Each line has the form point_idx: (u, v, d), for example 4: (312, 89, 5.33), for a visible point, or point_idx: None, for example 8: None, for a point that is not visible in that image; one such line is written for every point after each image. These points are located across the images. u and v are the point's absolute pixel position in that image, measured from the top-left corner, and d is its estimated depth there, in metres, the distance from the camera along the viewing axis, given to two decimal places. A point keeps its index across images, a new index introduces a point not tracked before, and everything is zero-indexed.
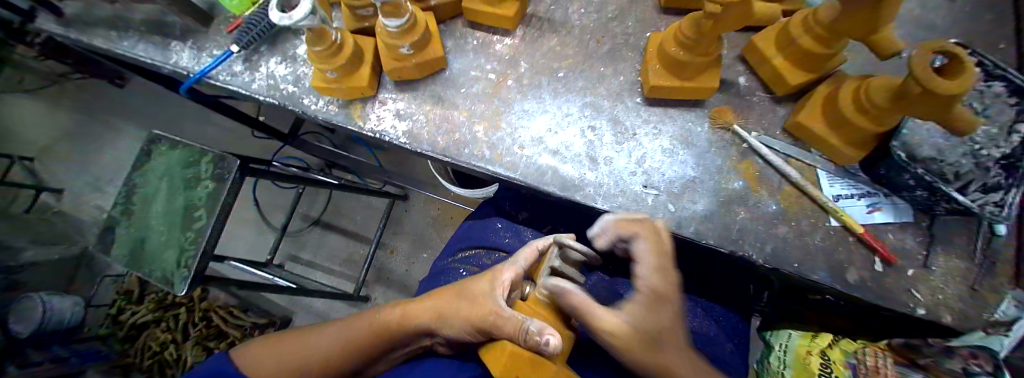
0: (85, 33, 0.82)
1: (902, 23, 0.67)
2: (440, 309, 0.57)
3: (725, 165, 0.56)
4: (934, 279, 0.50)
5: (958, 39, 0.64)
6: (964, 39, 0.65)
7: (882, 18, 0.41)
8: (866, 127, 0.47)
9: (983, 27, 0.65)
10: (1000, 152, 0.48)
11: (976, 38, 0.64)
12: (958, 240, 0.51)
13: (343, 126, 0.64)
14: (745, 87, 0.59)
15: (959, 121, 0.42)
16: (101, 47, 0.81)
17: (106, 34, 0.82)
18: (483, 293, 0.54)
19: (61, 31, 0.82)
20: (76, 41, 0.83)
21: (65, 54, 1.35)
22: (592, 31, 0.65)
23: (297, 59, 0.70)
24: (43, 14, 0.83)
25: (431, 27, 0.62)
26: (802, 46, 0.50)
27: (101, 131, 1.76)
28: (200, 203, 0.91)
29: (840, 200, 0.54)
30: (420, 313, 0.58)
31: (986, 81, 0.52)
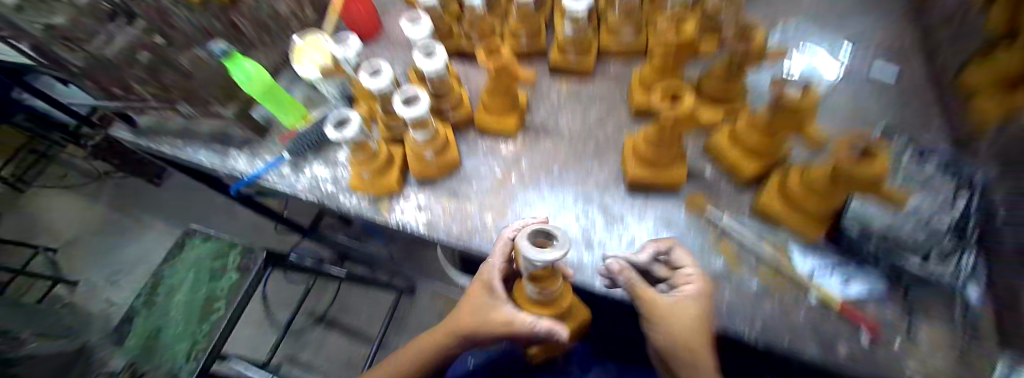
0: (155, 140, 1.01)
1: (844, 109, 0.79)
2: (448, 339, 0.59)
3: (705, 244, 0.64)
4: (922, 350, 0.52)
5: (893, 122, 0.76)
6: (901, 122, 0.76)
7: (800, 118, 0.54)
8: (816, 208, 0.56)
9: (913, 115, 0.77)
10: (947, 222, 0.58)
11: (910, 123, 0.76)
12: (932, 307, 0.55)
13: (371, 218, 0.75)
14: (712, 177, 0.70)
15: (887, 195, 0.50)
16: (166, 153, 0.98)
17: (172, 141, 1.00)
18: (484, 308, 0.58)
19: (133, 138, 1.01)
20: (145, 146, 1.01)
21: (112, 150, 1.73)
22: (578, 135, 0.79)
23: (337, 164, 0.84)
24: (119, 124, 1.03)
25: (450, 137, 0.77)
26: (749, 142, 0.62)
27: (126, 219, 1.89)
28: (221, 296, 1.02)
29: (816, 275, 0.59)
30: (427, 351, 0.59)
31: (918, 163, 0.65)
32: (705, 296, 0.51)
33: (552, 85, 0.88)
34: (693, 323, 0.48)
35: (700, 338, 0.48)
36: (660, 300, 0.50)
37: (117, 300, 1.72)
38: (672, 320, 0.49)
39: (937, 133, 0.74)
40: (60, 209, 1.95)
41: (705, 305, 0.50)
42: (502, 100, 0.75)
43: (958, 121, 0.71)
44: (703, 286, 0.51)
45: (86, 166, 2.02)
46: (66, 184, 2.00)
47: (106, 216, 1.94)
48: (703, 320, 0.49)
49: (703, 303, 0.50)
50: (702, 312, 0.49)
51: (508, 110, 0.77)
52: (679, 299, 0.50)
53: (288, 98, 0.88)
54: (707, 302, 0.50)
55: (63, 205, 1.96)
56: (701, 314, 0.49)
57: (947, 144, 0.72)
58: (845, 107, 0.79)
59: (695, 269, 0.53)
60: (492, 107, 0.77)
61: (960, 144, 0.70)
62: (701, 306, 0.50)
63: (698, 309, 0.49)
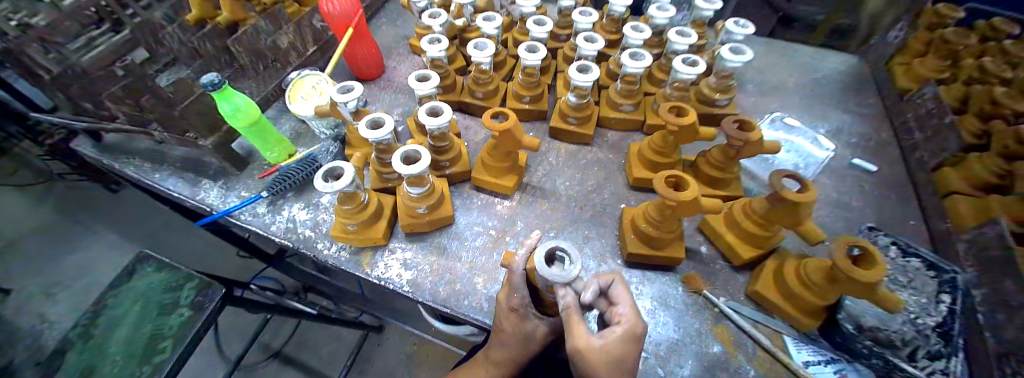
0: (121, 160, 0.90)
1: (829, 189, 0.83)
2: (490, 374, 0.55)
3: (702, 327, 0.61)
4: None
5: (875, 213, 0.79)
6: (881, 213, 0.79)
7: (798, 212, 0.55)
8: (816, 301, 0.56)
9: (893, 204, 0.81)
10: (932, 321, 0.59)
11: (891, 213, 0.79)
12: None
13: (350, 271, 0.69)
14: (707, 255, 0.70)
15: (886, 300, 0.49)
16: (130, 175, 0.87)
17: (139, 163, 0.90)
18: (522, 336, 0.52)
19: (97, 156, 0.91)
20: (106, 164, 0.90)
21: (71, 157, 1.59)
22: (575, 200, 0.78)
23: (319, 207, 0.79)
24: (83, 138, 0.95)
25: (445, 192, 0.74)
26: (746, 228, 0.63)
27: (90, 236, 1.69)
28: (168, 334, 0.85)
29: (810, 366, 0.58)
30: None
31: (905, 258, 0.67)
32: (631, 341, 0.42)
33: (550, 147, 0.88)
34: (611, 369, 0.40)
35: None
36: (583, 339, 0.42)
37: (45, 318, 1.52)
38: (591, 364, 0.40)
39: (916, 226, 0.77)
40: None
41: (628, 350, 0.41)
42: (502, 161, 0.74)
43: (938, 218, 0.75)
44: (630, 331, 0.42)
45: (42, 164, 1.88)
46: (12, 181, 1.85)
47: (45, 221, 1.75)
48: (619, 367, 0.40)
49: (627, 349, 0.41)
50: (625, 356, 0.41)
51: (508, 171, 0.76)
52: (607, 341, 0.41)
53: (276, 134, 0.84)
54: (631, 347, 0.42)
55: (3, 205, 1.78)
56: (623, 360, 0.41)
57: (924, 240, 0.75)
58: (833, 191, 0.82)
59: (629, 310, 0.44)
60: (489, 165, 0.76)
61: (935, 244, 0.74)
62: (627, 350, 0.42)
63: (621, 352, 0.41)
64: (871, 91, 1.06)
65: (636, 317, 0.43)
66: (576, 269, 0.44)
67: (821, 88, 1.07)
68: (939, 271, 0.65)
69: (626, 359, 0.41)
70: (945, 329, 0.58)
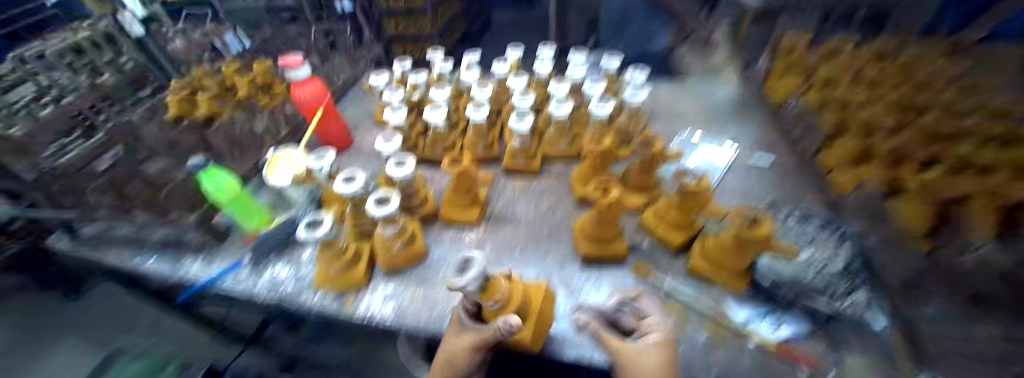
0: (97, 250, 0.93)
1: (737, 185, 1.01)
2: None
3: (655, 307, 0.70)
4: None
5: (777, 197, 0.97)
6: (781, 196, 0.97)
7: (700, 194, 0.69)
8: (735, 264, 0.67)
9: (789, 187, 1.00)
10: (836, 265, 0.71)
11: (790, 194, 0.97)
12: (852, 341, 0.64)
13: (335, 314, 0.73)
14: (650, 248, 0.81)
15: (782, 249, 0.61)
16: (108, 263, 0.89)
17: (119, 250, 0.92)
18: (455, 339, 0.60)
19: (73, 249, 0.93)
20: (83, 255, 0.92)
21: None
22: (534, 222, 0.89)
23: (301, 262, 0.84)
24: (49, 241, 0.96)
25: (416, 230, 0.83)
26: (671, 217, 0.76)
27: None
28: None
29: (750, 322, 0.65)
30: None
31: (806, 221, 0.82)
32: (668, 342, 0.55)
33: (507, 183, 1.02)
34: (657, 368, 0.50)
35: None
36: (625, 349, 0.53)
37: None
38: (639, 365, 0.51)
39: (811, 199, 0.95)
40: None
41: (667, 350, 0.53)
42: (464, 198, 0.86)
43: (825, 190, 0.93)
44: (665, 332, 0.55)
45: None
46: None
47: None
48: (667, 367, 0.51)
49: (667, 349, 0.53)
50: (666, 356, 0.52)
51: (471, 205, 0.88)
52: (647, 345, 0.53)
53: (255, 204, 0.91)
54: (669, 347, 0.54)
55: None
56: (665, 359, 0.52)
57: (820, 209, 0.93)
58: (740, 188, 1.00)
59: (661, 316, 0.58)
60: (454, 202, 0.87)
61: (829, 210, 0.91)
62: (667, 351, 0.53)
63: (661, 353, 0.52)
64: (755, 107, 1.33)
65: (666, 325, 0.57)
66: (474, 270, 0.56)
67: (718, 110, 1.33)
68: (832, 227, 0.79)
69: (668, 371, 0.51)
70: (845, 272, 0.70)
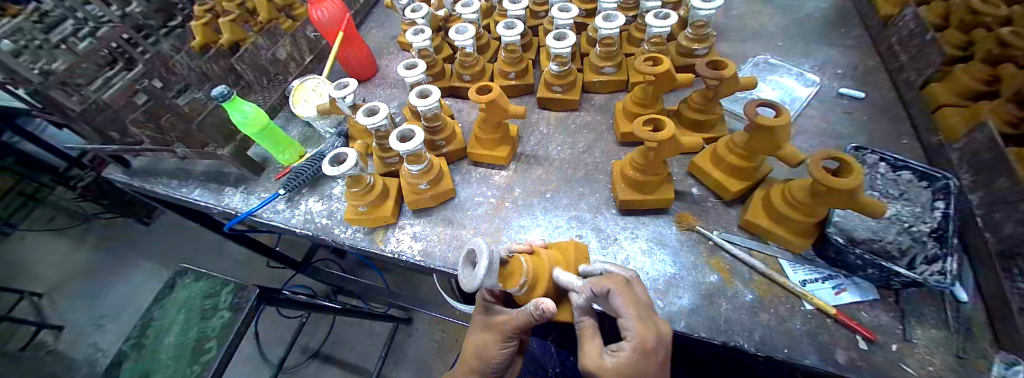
0: (149, 181, 1.00)
1: (815, 126, 0.85)
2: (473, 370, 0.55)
3: (697, 260, 0.64)
4: (919, 351, 0.52)
5: (863, 140, 0.81)
6: (869, 139, 0.81)
7: (772, 136, 0.58)
8: (800, 219, 0.58)
9: (884, 128, 0.83)
10: (928, 227, 0.60)
11: (881, 137, 0.81)
12: (930, 313, 0.55)
13: (367, 249, 0.75)
14: (698, 196, 0.73)
15: (870, 206, 0.51)
16: (159, 193, 0.96)
17: (166, 181, 0.99)
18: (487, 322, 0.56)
19: (126, 179, 1.00)
20: (138, 186, 1.00)
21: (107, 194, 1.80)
22: (568, 162, 0.82)
23: (333, 197, 0.85)
24: (113, 167, 1.04)
25: (443, 168, 0.79)
26: (730, 162, 0.66)
27: (115, 264, 1.87)
28: (213, 335, 0.96)
29: (808, 284, 0.60)
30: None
31: (897, 171, 0.68)
32: (649, 351, 0.41)
33: (541, 117, 0.92)
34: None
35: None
36: (595, 369, 0.43)
37: (103, 346, 1.65)
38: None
39: (909, 144, 0.79)
40: (49, 255, 1.92)
41: (643, 367, 0.40)
42: (493, 133, 0.79)
43: (929, 135, 0.77)
44: (641, 344, 0.41)
45: (74, 206, 2.02)
46: (53, 226, 2.00)
47: (90, 259, 1.90)
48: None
49: (648, 363, 0.41)
50: (640, 374, 0.40)
51: (500, 142, 0.81)
52: (615, 362, 0.42)
53: (284, 137, 0.90)
54: (649, 359, 0.41)
55: (52, 250, 1.93)
56: (643, 376, 0.40)
57: (919, 157, 0.77)
58: (818, 128, 0.85)
59: (635, 322, 0.42)
60: (482, 139, 0.80)
61: (930, 158, 0.75)
62: (647, 364, 0.41)
63: (636, 374, 0.40)
64: (855, 25, 1.07)
65: (645, 329, 0.41)
66: (486, 261, 0.44)
67: (804, 29, 1.09)
68: (932, 180, 0.64)
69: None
70: (942, 234, 0.58)
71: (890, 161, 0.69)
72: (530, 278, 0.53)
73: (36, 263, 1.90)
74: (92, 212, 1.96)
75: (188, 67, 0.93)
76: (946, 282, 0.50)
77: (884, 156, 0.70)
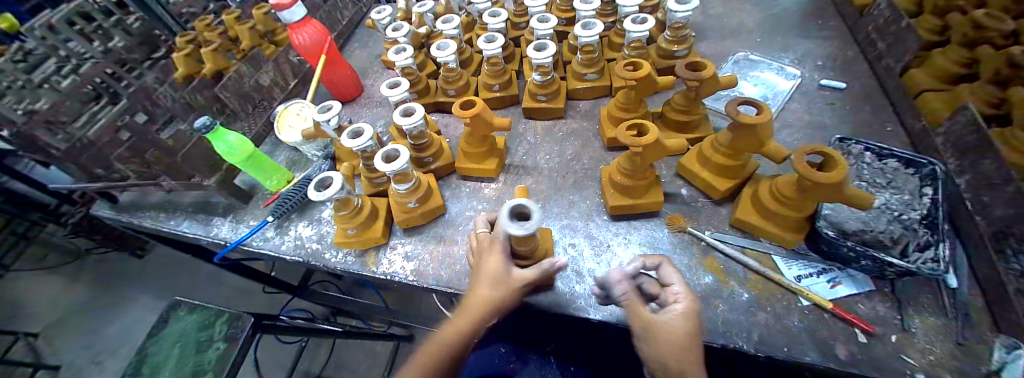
0: (136, 215, 0.98)
1: (799, 119, 0.86)
2: (478, 322, 0.50)
3: (692, 262, 0.64)
4: (918, 340, 0.52)
5: (847, 130, 0.82)
6: (853, 129, 0.82)
7: (755, 133, 0.58)
8: (790, 213, 0.58)
9: (867, 116, 0.84)
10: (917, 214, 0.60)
11: (865, 125, 0.82)
12: (926, 301, 0.55)
13: (358, 272, 0.73)
14: (688, 196, 0.73)
15: (857, 198, 0.51)
16: (147, 227, 0.95)
17: (154, 214, 0.97)
18: (501, 266, 0.52)
19: (113, 215, 0.99)
20: (125, 222, 0.98)
21: (98, 230, 1.76)
22: (557, 170, 0.82)
23: (322, 221, 0.84)
24: (100, 203, 1.03)
25: (432, 185, 0.78)
26: (717, 161, 0.66)
27: (109, 300, 1.84)
28: (209, 368, 0.93)
29: (803, 280, 0.60)
30: (449, 345, 0.49)
31: (883, 160, 0.69)
32: (694, 314, 0.45)
33: (528, 127, 0.92)
34: (683, 347, 0.42)
35: (692, 363, 0.41)
36: (650, 321, 0.44)
37: None
38: (659, 338, 0.43)
39: (893, 132, 0.79)
40: (40, 295, 1.88)
41: (693, 326, 0.44)
42: (480, 146, 0.79)
43: (912, 121, 0.77)
44: (690, 306, 0.46)
45: (65, 243, 1.98)
46: (44, 264, 1.96)
47: (83, 296, 1.86)
48: (694, 344, 0.43)
49: (692, 325, 0.44)
50: (691, 330, 0.43)
51: (487, 155, 0.81)
52: (672, 317, 0.44)
53: (271, 163, 0.89)
54: (695, 322, 0.45)
55: (43, 290, 1.89)
56: (692, 333, 0.43)
57: (904, 143, 0.77)
58: (802, 120, 0.85)
59: (684, 288, 0.48)
60: (470, 153, 0.80)
61: (914, 144, 0.76)
62: (693, 327, 0.44)
63: (687, 329, 0.43)
64: (831, 17, 1.08)
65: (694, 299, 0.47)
66: (536, 218, 0.50)
67: (781, 24, 1.10)
68: (917, 168, 0.65)
69: (695, 355, 0.42)
70: (931, 220, 0.58)
71: (875, 150, 0.69)
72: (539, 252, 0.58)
73: (27, 304, 1.86)
74: (85, 249, 1.94)
75: (172, 98, 0.95)
76: (939, 270, 0.50)
77: (869, 146, 0.70)
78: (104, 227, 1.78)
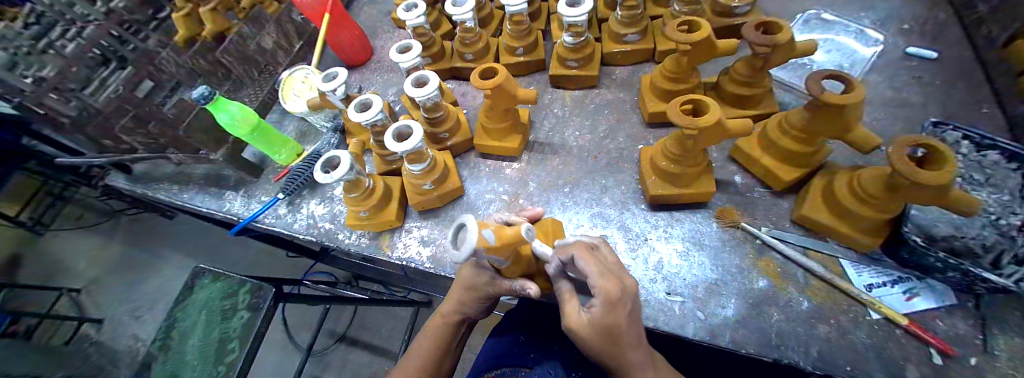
0: (150, 187, 0.97)
1: (878, 91, 0.72)
2: (455, 315, 0.56)
3: (743, 263, 0.56)
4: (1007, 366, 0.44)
5: (939, 107, 0.68)
6: (947, 105, 0.68)
7: (843, 114, 0.47)
8: (871, 215, 0.49)
9: (964, 91, 0.69)
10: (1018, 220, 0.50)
11: (961, 101, 0.68)
12: (1015, 320, 0.46)
13: (372, 255, 0.69)
14: (743, 185, 0.64)
15: (965, 205, 0.41)
16: (161, 200, 0.93)
17: (168, 188, 0.95)
18: (474, 286, 0.54)
19: (129, 187, 0.98)
20: (140, 193, 0.97)
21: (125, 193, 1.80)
22: (588, 148, 0.73)
23: (334, 199, 0.79)
24: (115, 173, 1.01)
25: (449, 164, 0.71)
26: (785, 147, 0.56)
27: (144, 259, 1.94)
28: (235, 335, 0.94)
29: (874, 289, 0.52)
30: (437, 337, 0.55)
31: (981, 151, 0.56)
32: (618, 304, 0.38)
33: (555, 97, 0.82)
34: (604, 338, 0.40)
35: (624, 347, 0.40)
36: (577, 322, 0.41)
37: (142, 337, 1.74)
38: (584, 339, 0.41)
39: (994, 113, 0.65)
40: (84, 251, 2.00)
41: (618, 319, 0.38)
42: (502, 121, 0.70)
43: (1014, 100, 0.63)
44: (608, 299, 0.38)
45: (100, 204, 2.06)
46: (82, 224, 2.06)
47: (120, 254, 1.97)
48: (615, 332, 0.39)
49: (614, 314, 0.38)
50: (615, 322, 0.39)
51: (510, 131, 0.72)
52: (593, 318, 0.39)
53: (278, 135, 0.83)
54: (620, 311, 0.38)
55: (85, 247, 2.01)
56: (617, 325, 0.39)
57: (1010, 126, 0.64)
58: (883, 94, 0.72)
59: (598, 279, 0.38)
60: (490, 129, 0.72)
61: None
62: (617, 316, 0.39)
63: (611, 324, 0.39)
64: None
65: (613, 285, 0.38)
66: (472, 234, 0.40)
67: None
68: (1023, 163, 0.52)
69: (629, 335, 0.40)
70: None
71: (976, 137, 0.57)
72: (512, 260, 0.49)
73: (71, 259, 1.98)
74: (118, 210, 2.02)
75: (176, 63, 0.86)
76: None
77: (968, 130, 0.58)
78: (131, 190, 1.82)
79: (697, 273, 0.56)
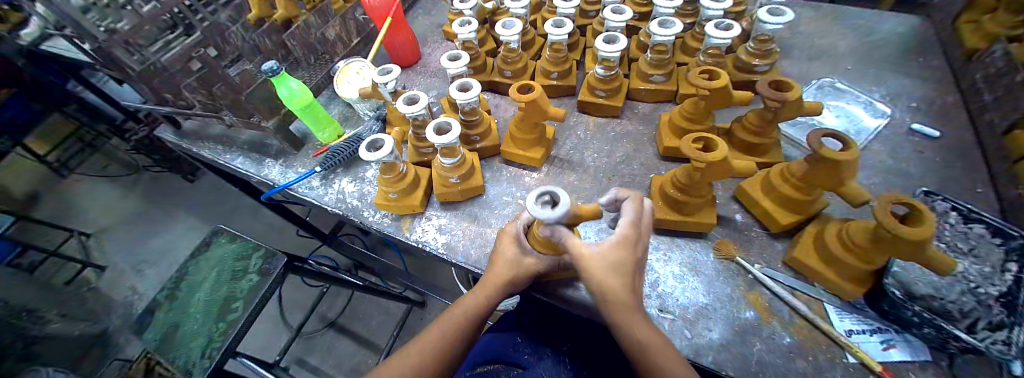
0: (195, 143, 1.05)
1: (879, 161, 0.78)
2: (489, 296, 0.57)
3: (734, 293, 0.61)
4: None
5: (934, 183, 0.73)
6: (941, 182, 0.73)
7: (843, 170, 0.53)
8: (858, 265, 0.54)
9: (960, 171, 0.74)
10: (996, 290, 0.53)
11: (955, 180, 0.73)
12: None
13: (392, 235, 0.75)
14: (742, 223, 0.69)
15: (939, 263, 0.46)
16: (204, 156, 1.01)
17: (212, 147, 1.03)
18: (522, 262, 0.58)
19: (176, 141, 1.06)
20: (185, 147, 1.05)
21: (159, 149, 1.93)
22: (604, 170, 0.79)
23: (365, 180, 0.86)
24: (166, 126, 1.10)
25: (476, 164, 0.78)
26: (784, 192, 0.62)
27: (160, 216, 2.01)
28: (241, 296, 0.97)
29: (853, 335, 0.56)
30: (465, 319, 0.57)
31: (967, 224, 0.60)
32: (628, 244, 0.49)
33: (580, 121, 0.90)
34: (613, 269, 0.47)
35: (618, 285, 0.46)
36: (585, 253, 0.48)
37: (141, 290, 1.78)
38: (600, 267, 0.47)
39: (985, 195, 0.71)
40: (104, 198, 2.08)
41: (628, 253, 0.48)
42: (529, 133, 0.77)
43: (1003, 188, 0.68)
44: (624, 237, 0.49)
45: (127, 157, 2.16)
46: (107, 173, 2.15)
47: (137, 207, 2.05)
48: (619, 267, 0.47)
49: (624, 251, 0.48)
50: (624, 257, 0.48)
51: (536, 143, 0.79)
52: (606, 247, 0.48)
53: (325, 116, 0.92)
54: (629, 251, 0.49)
55: (106, 195, 2.09)
56: (624, 260, 0.48)
57: (997, 209, 0.69)
58: (883, 163, 0.77)
59: (629, 220, 0.50)
60: (518, 138, 0.79)
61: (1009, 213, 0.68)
62: (625, 254, 0.48)
63: (620, 257, 0.48)
64: (934, 54, 0.97)
65: (631, 228, 0.50)
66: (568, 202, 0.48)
67: (878, 53, 1.00)
68: (1006, 239, 0.55)
69: (626, 277, 0.47)
70: (1012, 298, 0.51)
71: (963, 211, 0.60)
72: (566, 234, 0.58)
73: (90, 205, 2.06)
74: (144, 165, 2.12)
75: (241, 37, 1.00)
76: (1009, 354, 0.45)
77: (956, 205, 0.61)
78: (163, 147, 1.94)
79: (689, 296, 0.61)
